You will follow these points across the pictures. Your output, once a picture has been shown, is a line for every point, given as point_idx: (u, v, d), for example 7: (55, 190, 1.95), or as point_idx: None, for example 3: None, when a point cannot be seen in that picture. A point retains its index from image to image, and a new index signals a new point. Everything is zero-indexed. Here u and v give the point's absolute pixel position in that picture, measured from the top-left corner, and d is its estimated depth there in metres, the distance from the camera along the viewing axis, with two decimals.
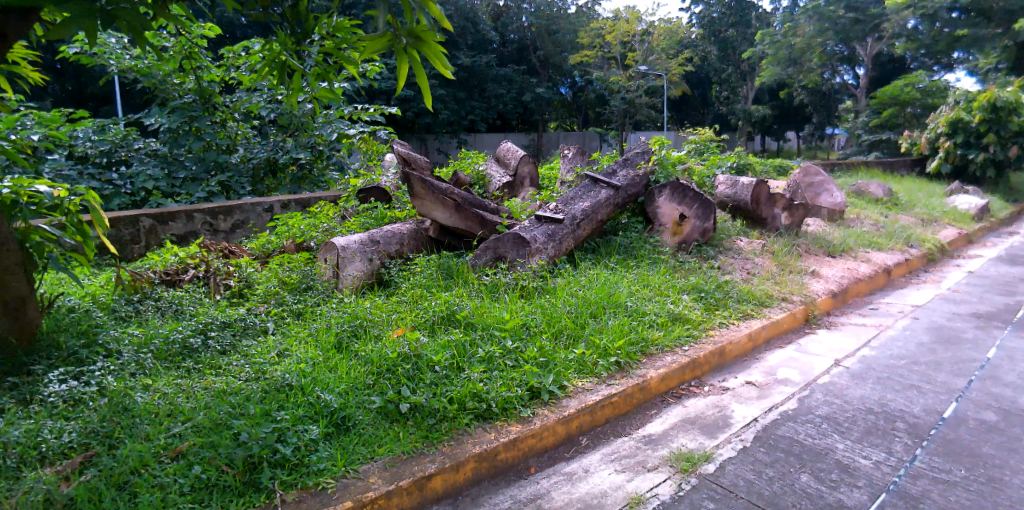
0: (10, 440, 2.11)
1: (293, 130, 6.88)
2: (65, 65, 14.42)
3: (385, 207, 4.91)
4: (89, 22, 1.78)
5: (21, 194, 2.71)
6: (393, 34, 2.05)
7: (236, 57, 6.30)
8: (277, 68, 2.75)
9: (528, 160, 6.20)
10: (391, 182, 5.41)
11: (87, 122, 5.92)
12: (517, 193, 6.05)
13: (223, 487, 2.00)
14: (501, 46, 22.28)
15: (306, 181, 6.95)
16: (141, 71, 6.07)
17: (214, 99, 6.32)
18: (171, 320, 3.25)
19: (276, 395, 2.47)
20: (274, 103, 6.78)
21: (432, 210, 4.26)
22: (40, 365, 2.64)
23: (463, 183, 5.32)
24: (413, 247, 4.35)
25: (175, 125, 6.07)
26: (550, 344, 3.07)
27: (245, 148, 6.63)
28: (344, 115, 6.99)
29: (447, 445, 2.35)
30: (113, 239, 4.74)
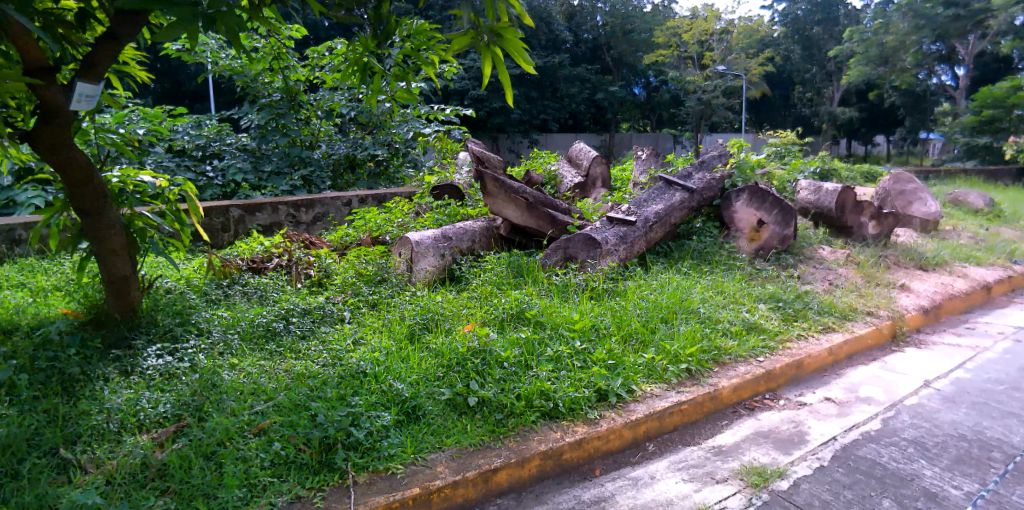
0: (114, 406, 2.34)
1: (372, 128, 7.16)
2: (164, 63, 15.59)
3: (459, 205, 4.99)
4: (193, 26, 1.90)
5: (128, 183, 3.12)
6: (475, 32, 2.13)
7: (322, 57, 6.62)
8: (361, 69, 2.87)
9: (601, 161, 6.14)
10: (465, 180, 5.49)
11: (185, 118, 6.41)
12: (589, 194, 6.00)
13: (300, 463, 2.15)
14: (575, 46, 22.26)
15: (382, 177, 7.18)
16: (236, 70, 6.49)
17: (300, 98, 6.62)
18: (256, 304, 3.43)
19: (352, 380, 2.58)
20: (354, 102, 7.07)
21: (504, 207, 4.28)
22: (140, 339, 2.89)
23: (536, 182, 5.34)
24: (484, 245, 4.42)
25: (263, 121, 6.46)
26: (620, 347, 3.02)
27: (327, 144, 6.90)
28: (421, 114, 7.18)
29: (512, 441, 2.38)
30: (206, 227, 5.06)
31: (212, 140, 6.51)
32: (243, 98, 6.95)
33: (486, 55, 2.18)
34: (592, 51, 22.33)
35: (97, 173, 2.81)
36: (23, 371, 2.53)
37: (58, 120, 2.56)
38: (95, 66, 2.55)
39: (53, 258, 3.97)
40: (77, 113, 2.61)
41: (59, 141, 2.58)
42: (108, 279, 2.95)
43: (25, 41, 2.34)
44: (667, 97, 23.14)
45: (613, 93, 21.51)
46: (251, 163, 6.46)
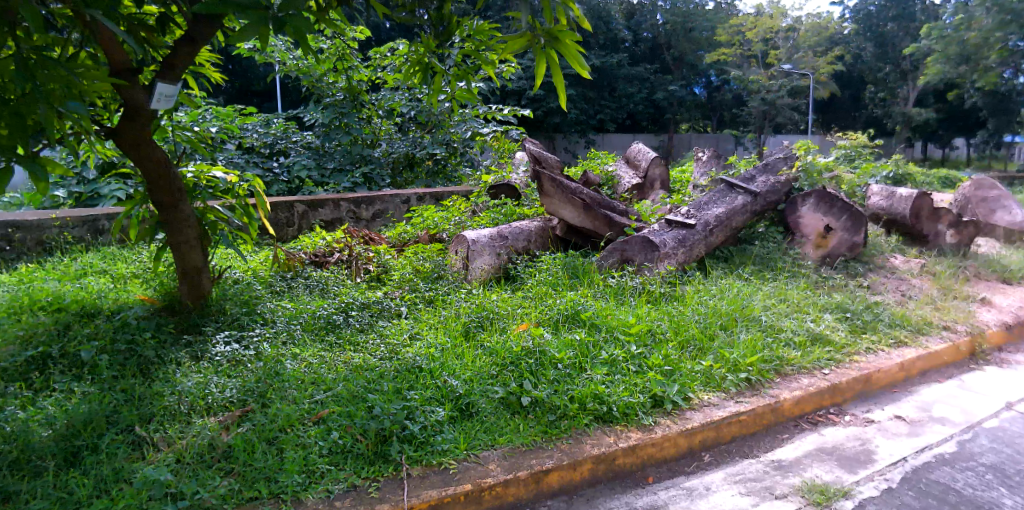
0: (185, 389, 2.48)
1: (431, 127, 7.29)
2: (236, 64, 16.37)
3: (515, 204, 5.00)
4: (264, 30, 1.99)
5: (202, 178, 3.28)
6: (531, 35, 2.12)
7: (384, 57, 6.78)
8: (421, 70, 2.91)
9: (660, 162, 6.03)
10: (522, 180, 5.50)
11: (255, 117, 6.72)
12: (646, 196, 5.90)
13: (357, 453, 2.21)
14: (634, 45, 21.74)
15: (440, 175, 7.30)
16: (303, 70, 6.74)
17: (362, 97, 6.82)
18: (318, 297, 3.55)
19: (408, 375, 2.64)
20: (415, 101, 7.22)
21: (561, 208, 4.29)
22: (210, 326, 3.04)
23: (593, 183, 5.29)
24: (540, 245, 4.42)
25: (327, 120, 6.73)
26: (677, 353, 2.96)
27: (387, 143, 7.04)
28: (479, 113, 7.26)
29: (565, 443, 2.36)
30: (272, 221, 5.26)
31: (279, 138, 6.80)
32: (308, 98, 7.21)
33: (541, 57, 2.16)
34: (651, 50, 21.96)
35: (174, 168, 2.95)
36: (104, 352, 2.72)
37: (140, 119, 2.70)
38: (174, 68, 2.71)
39: (133, 248, 4.22)
40: (157, 112, 2.75)
41: (138, 137, 2.74)
42: (183, 268, 3.11)
43: (111, 44, 2.51)
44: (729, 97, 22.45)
45: (673, 92, 21.03)
46: (315, 160, 6.70)
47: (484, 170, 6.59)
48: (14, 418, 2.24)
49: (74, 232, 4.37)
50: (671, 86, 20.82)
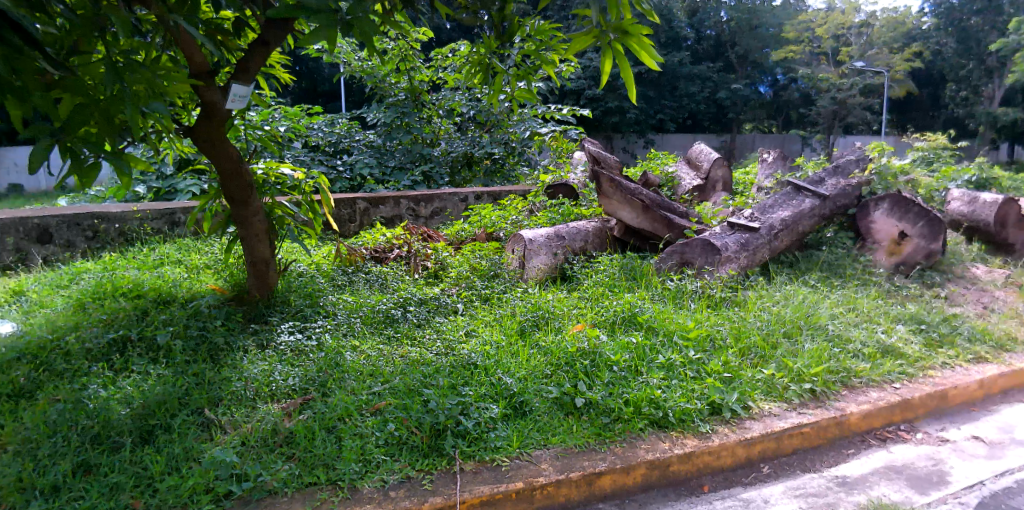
0: (252, 375, 2.61)
1: (489, 127, 7.36)
2: (303, 65, 17.03)
3: (572, 204, 4.98)
4: (333, 33, 2.06)
5: (271, 175, 3.39)
6: (601, 31, 2.13)
7: (445, 58, 6.90)
8: (482, 70, 2.94)
9: (722, 163, 5.88)
10: (580, 179, 5.47)
11: (321, 116, 6.99)
12: (708, 198, 5.77)
13: (412, 445, 2.26)
14: (696, 43, 21.21)
15: (498, 175, 7.35)
16: (367, 71, 6.94)
17: (423, 97, 7.04)
18: (378, 292, 3.65)
19: (463, 371, 2.68)
20: (474, 101, 7.30)
21: (619, 209, 4.26)
22: (276, 316, 3.18)
23: (652, 183, 5.20)
24: (596, 246, 4.39)
25: (390, 119, 6.92)
26: (737, 361, 2.87)
27: (446, 142, 7.18)
28: (537, 113, 7.29)
29: (618, 446, 2.34)
30: (335, 217, 5.44)
31: (343, 137, 7.04)
32: (372, 98, 7.43)
33: (610, 53, 2.17)
34: (714, 48, 21.38)
35: (246, 165, 3.08)
36: (179, 337, 2.89)
37: (216, 119, 2.83)
38: (247, 70, 2.83)
39: (206, 240, 4.45)
40: (231, 112, 2.87)
41: (214, 136, 2.85)
42: (252, 261, 3.26)
43: (190, 47, 2.62)
44: (796, 95, 21.49)
45: (737, 90, 20.35)
46: (376, 158, 6.90)
47: (542, 170, 6.58)
48: (97, 396, 2.44)
49: (153, 224, 4.65)
50: (734, 85, 20.16)
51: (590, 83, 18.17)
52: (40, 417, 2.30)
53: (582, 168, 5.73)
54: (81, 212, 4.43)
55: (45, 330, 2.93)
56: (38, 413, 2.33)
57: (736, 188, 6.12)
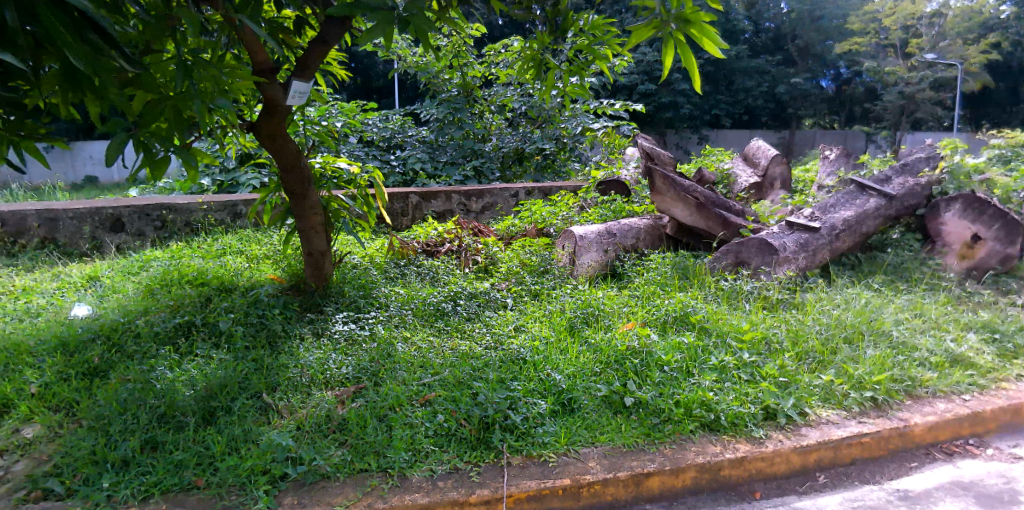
0: (308, 363, 2.70)
1: (540, 123, 7.35)
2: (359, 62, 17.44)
3: (624, 201, 4.91)
4: (389, 30, 2.09)
5: (328, 169, 3.49)
6: (660, 21, 2.08)
7: (498, 54, 6.93)
8: (535, 66, 2.93)
9: (781, 160, 5.69)
10: (633, 176, 5.38)
11: (376, 112, 7.15)
12: (765, 196, 5.61)
13: (461, 437, 2.29)
14: (755, 36, 20.81)
15: (549, 170, 7.31)
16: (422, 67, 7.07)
17: (476, 93, 7.10)
18: (429, 285, 3.70)
19: (512, 366, 2.70)
20: (526, 97, 7.31)
21: (672, 206, 4.12)
22: (330, 306, 3.28)
23: (707, 180, 5.07)
24: (648, 243, 4.33)
25: (441, 115, 7.01)
26: (794, 365, 2.78)
27: (497, 138, 7.22)
28: (589, 109, 7.25)
29: (668, 448, 2.30)
30: (388, 211, 5.55)
31: (396, 132, 7.17)
32: (425, 94, 7.55)
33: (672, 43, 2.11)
34: (773, 42, 21.01)
35: (304, 159, 3.18)
36: (240, 324, 3.02)
37: (276, 115, 2.90)
38: (307, 67, 2.89)
39: (265, 231, 4.61)
40: (291, 108, 2.93)
41: (276, 132, 2.95)
42: (309, 252, 3.36)
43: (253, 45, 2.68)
44: (861, 90, 20.52)
45: (795, 84, 19.63)
46: (428, 154, 7.00)
47: (594, 166, 6.51)
48: (164, 377, 2.58)
49: (217, 215, 4.83)
50: (794, 78, 19.43)
51: (647, 78, 17.75)
52: (112, 396, 2.46)
53: (635, 163, 5.64)
54: (151, 203, 4.69)
55: (118, 314, 3.12)
56: (110, 392, 2.49)
57: (795, 186, 5.90)
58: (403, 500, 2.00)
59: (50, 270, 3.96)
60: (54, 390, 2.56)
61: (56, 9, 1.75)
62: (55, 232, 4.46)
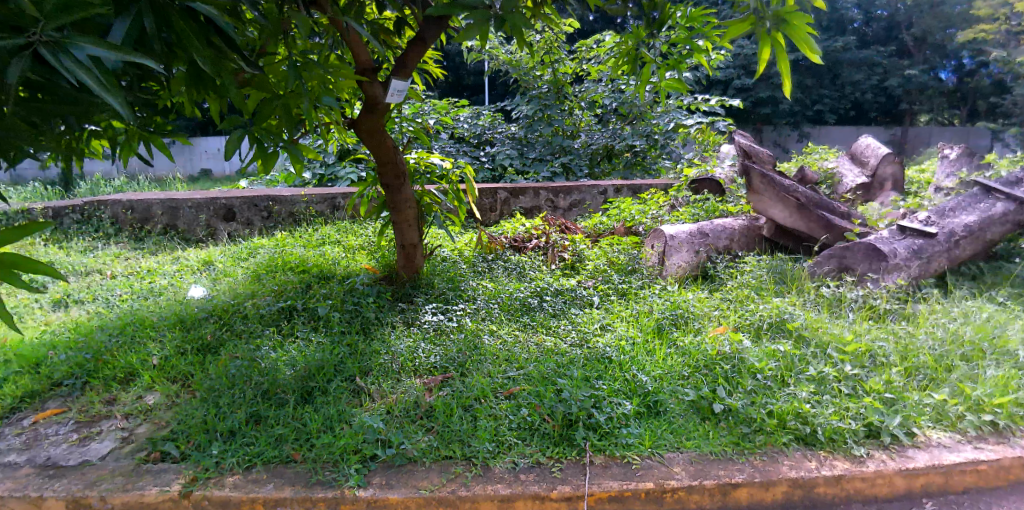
0: (399, 350, 2.81)
1: (631, 119, 7.22)
2: (451, 60, 17.85)
3: (718, 200, 4.72)
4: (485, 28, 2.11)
5: (422, 164, 3.59)
6: (757, 17, 1.97)
7: (590, 50, 6.87)
8: (630, 61, 2.86)
9: (893, 159, 5.26)
10: (727, 174, 5.16)
11: (467, 109, 7.31)
12: (873, 198, 5.22)
13: (544, 432, 2.30)
14: (864, 25, 19.27)
15: (638, 168, 7.15)
16: (515, 64, 7.14)
17: (566, 90, 7.18)
18: (515, 280, 3.73)
19: (597, 364, 2.68)
20: (617, 93, 7.20)
21: (770, 207, 3.96)
22: (421, 297, 3.39)
23: (809, 180, 4.78)
24: (743, 245, 4.15)
25: (531, 112, 7.08)
26: (902, 381, 2.57)
27: (586, 135, 7.17)
28: (682, 105, 7.04)
29: (759, 459, 2.21)
30: (477, 206, 5.65)
31: (486, 129, 7.31)
32: (516, 91, 7.65)
33: (765, 41, 1.98)
34: (887, 30, 19.17)
35: (400, 154, 3.29)
36: (337, 310, 3.19)
37: (377, 112, 3.02)
38: (406, 66, 2.98)
39: (361, 223, 4.82)
40: (390, 105, 3.04)
41: (375, 128, 3.07)
42: (402, 244, 3.49)
43: (358, 45, 2.80)
44: (987, 81, 17.75)
45: (909, 77, 17.97)
46: (517, 150, 7.09)
47: (686, 163, 6.29)
48: (268, 356, 2.77)
49: (317, 207, 5.08)
50: (908, 70, 17.84)
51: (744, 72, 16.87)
52: (223, 371, 2.67)
53: (731, 161, 5.41)
54: (259, 194, 5.04)
55: (228, 296, 3.38)
56: (221, 367, 2.70)
57: (907, 188, 5.44)
58: (486, 490, 2.04)
59: (171, 254, 4.35)
60: (173, 362, 2.82)
61: (186, 15, 1.89)
62: (177, 218, 4.95)
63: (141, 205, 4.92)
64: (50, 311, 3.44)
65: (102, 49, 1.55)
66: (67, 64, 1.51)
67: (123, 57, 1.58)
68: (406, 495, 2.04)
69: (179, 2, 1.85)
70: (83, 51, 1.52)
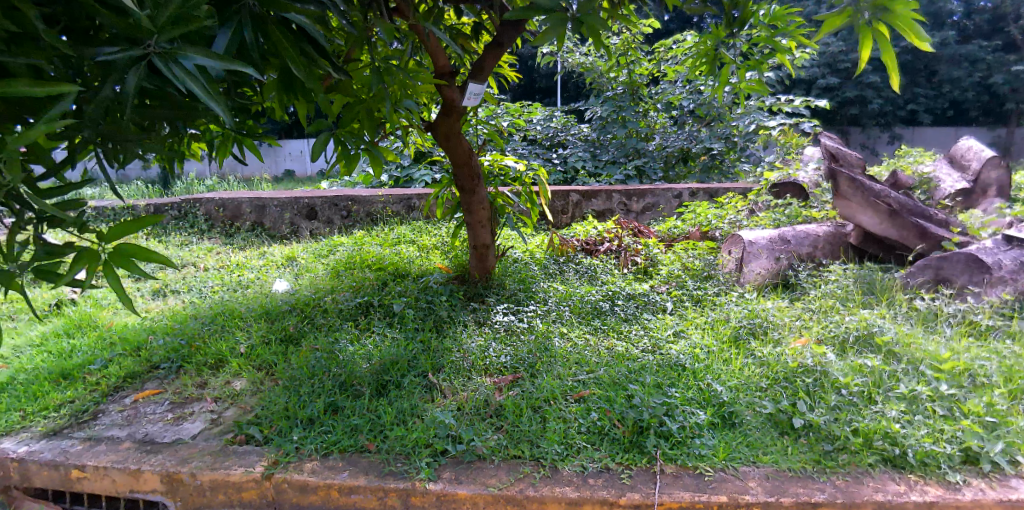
0: (471, 349, 2.87)
1: (709, 121, 7.03)
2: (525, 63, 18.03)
3: (801, 205, 4.52)
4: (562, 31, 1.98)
5: (496, 166, 3.66)
6: (855, 9, 1.77)
7: (668, 51, 6.73)
8: (709, 62, 2.75)
9: (1000, 163, 4.85)
10: (811, 178, 4.91)
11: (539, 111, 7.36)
12: (974, 205, 4.82)
13: (613, 437, 2.29)
14: (965, 18, 17.77)
15: (716, 171, 6.95)
16: (588, 67, 7.10)
17: (641, 91, 7.09)
18: (587, 283, 3.71)
19: (670, 371, 2.65)
20: (695, 94, 7.02)
21: (857, 213, 3.80)
22: (492, 297, 3.45)
23: (902, 185, 4.50)
24: (827, 252, 3.97)
25: (607, 113, 7.13)
26: (1007, 406, 2.37)
27: (661, 136, 7.06)
28: (764, 106, 6.78)
29: (841, 479, 2.10)
30: (549, 208, 5.66)
31: (560, 131, 7.38)
32: (590, 93, 7.63)
33: (867, 36, 1.78)
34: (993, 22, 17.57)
35: (475, 157, 3.36)
36: (411, 307, 3.30)
37: (453, 115, 3.10)
38: (483, 70, 3.04)
39: (436, 223, 4.94)
40: (466, 108, 3.11)
41: (451, 131, 3.15)
42: (475, 244, 3.55)
43: (436, 50, 2.90)
44: None
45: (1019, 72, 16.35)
46: (590, 153, 7.11)
47: (765, 166, 6.04)
48: (346, 349, 2.89)
49: (393, 207, 5.20)
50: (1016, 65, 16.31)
51: (829, 70, 16.00)
52: (304, 362, 2.80)
53: (815, 164, 5.15)
54: (339, 194, 5.26)
55: (310, 291, 3.56)
56: (303, 358, 2.85)
57: (1014, 194, 5.00)
58: (554, 491, 2.05)
59: (258, 249, 4.62)
60: (258, 351, 2.99)
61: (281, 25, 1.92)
62: (264, 216, 5.27)
63: (232, 203, 5.28)
64: (150, 299, 3.74)
65: (209, 59, 1.55)
66: (178, 73, 1.52)
67: (227, 66, 1.56)
68: (474, 491, 2.07)
69: (275, 11, 1.86)
70: (192, 61, 1.53)
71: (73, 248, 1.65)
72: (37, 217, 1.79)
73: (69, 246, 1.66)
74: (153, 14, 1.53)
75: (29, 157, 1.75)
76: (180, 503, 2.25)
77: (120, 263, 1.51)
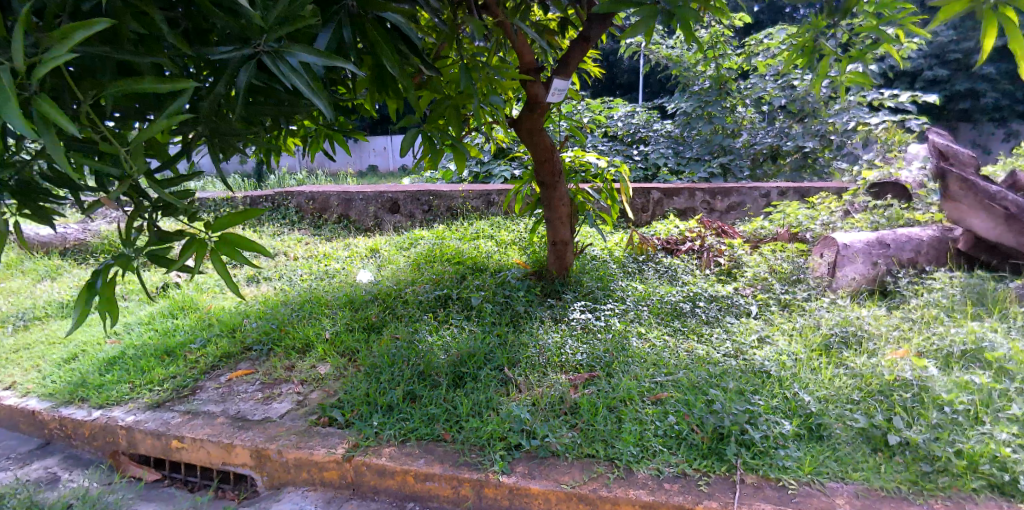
0: (551, 345, 2.89)
1: (802, 117, 6.69)
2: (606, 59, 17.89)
3: (902, 207, 4.21)
4: (650, 23, 1.86)
5: (577, 163, 3.65)
6: None
7: (759, 43, 6.44)
8: (804, 55, 2.55)
9: None
10: (916, 178, 4.59)
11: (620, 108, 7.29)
12: None
13: (691, 443, 2.23)
14: None
15: (809, 169, 6.65)
16: (673, 60, 6.94)
17: (729, 85, 6.83)
18: (667, 283, 3.64)
19: (754, 377, 2.56)
20: (787, 89, 6.69)
21: (968, 216, 3.54)
22: (569, 294, 3.46)
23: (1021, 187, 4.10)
24: (931, 258, 3.72)
25: (690, 109, 6.96)
26: None
27: (749, 133, 6.83)
28: (864, 101, 6.35)
29: (941, 503, 1.95)
30: (629, 206, 5.58)
31: (642, 127, 7.40)
32: (673, 88, 7.45)
33: (991, 23, 1.45)
34: None
35: (556, 153, 3.36)
36: (488, 301, 3.36)
37: (537, 111, 3.11)
38: (567, 66, 3.03)
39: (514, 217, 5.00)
40: (550, 104, 3.12)
41: (534, 126, 3.16)
42: (553, 241, 3.57)
43: (523, 47, 2.91)
44: None
45: None
46: (673, 150, 6.99)
47: (862, 165, 5.68)
48: (425, 339, 2.98)
49: (472, 202, 5.26)
50: None
51: (937, 62, 14.82)
52: (386, 350, 2.91)
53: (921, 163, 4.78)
54: (421, 189, 5.41)
55: (392, 281, 3.70)
56: (384, 346, 2.96)
57: None
58: (627, 493, 2.03)
59: (343, 241, 4.84)
60: (342, 338, 3.13)
61: (378, 24, 1.95)
62: (350, 209, 5.54)
63: (321, 196, 5.58)
64: (246, 284, 4.01)
65: (313, 55, 1.57)
66: (285, 70, 1.55)
67: (330, 62, 1.58)
68: (547, 486, 2.09)
69: (373, 10, 1.89)
70: (297, 57, 1.55)
71: (183, 236, 1.71)
72: (153, 205, 1.90)
73: (178, 234, 1.72)
74: (264, 14, 1.57)
75: (148, 150, 1.87)
76: (267, 477, 2.40)
77: (228, 251, 1.54)
